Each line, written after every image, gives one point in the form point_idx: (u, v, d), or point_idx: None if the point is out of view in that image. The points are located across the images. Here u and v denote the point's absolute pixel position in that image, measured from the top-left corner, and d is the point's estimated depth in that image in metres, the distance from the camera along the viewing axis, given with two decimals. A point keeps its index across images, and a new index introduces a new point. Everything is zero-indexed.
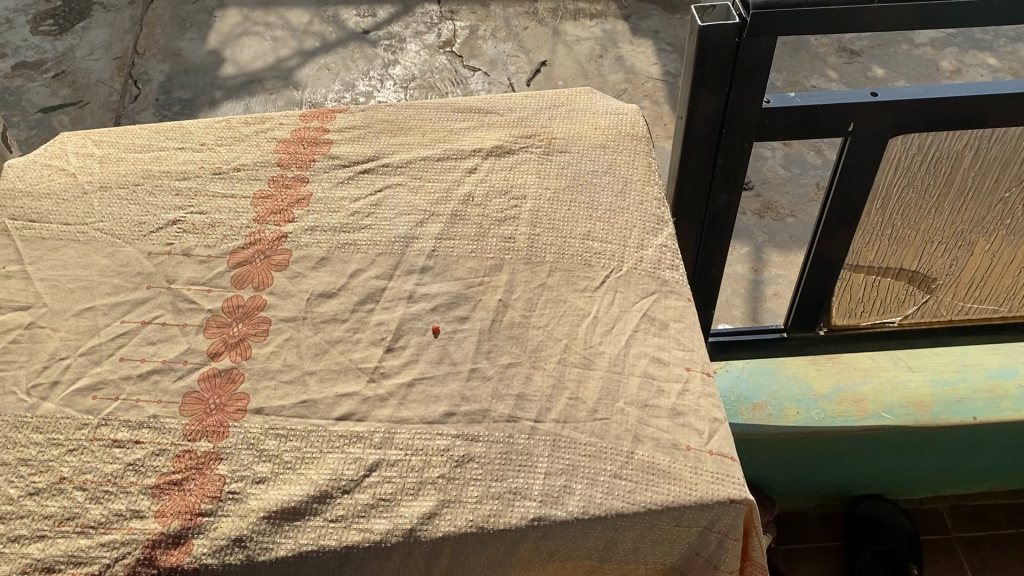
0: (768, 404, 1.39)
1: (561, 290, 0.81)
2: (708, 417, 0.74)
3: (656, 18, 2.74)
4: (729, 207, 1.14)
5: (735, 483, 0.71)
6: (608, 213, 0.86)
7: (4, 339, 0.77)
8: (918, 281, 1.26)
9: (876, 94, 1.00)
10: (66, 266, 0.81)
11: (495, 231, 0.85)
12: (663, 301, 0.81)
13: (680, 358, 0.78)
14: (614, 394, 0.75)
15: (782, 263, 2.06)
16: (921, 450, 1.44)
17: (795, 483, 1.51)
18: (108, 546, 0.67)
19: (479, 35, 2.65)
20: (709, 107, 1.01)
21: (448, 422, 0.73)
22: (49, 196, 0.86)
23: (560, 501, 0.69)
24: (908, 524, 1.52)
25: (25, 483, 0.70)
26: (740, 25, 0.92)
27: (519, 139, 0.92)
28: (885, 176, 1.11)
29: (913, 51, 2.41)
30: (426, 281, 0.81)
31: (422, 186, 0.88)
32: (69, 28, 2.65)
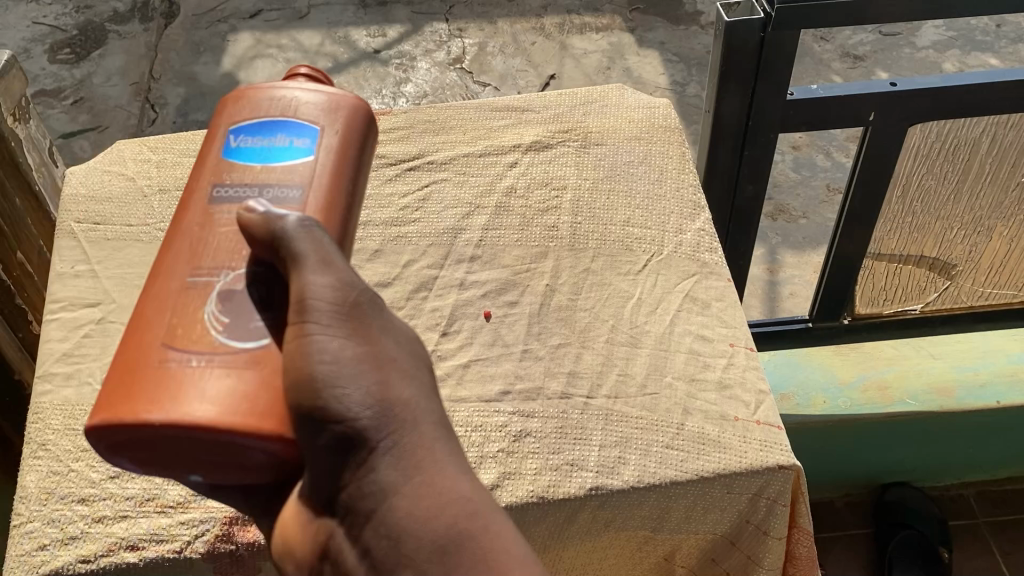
0: (796, 394, 1.41)
1: (605, 273, 0.85)
2: (754, 390, 0.78)
3: (661, 30, 2.79)
4: (756, 198, 1.18)
5: (782, 450, 0.74)
6: (646, 200, 0.90)
7: (78, 334, 0.82)
8: (938, 268, 1.29)
9: (895, 83, 1.04)
10: (131, 264, 0.86)
11: (539, 220, 0.89)
12: (704, 282, 0.85)
13: (723, 335, 0.81)
14: (662, 369, 0.78)
15: (798, 263, 2.09)
16: (946, 435, 1.47)
17: (822, 474, 1.53)
18: (188, 524, 0.70)
19: (488, 52, 2.71)
20: (735, 99, 1.05)
21: (504, 399, 0.76)
22: (111, 201, 0.92)
23: (615, 471, 0.71)
24: (936, 511, 1.54)
25: (106, 468, 0.73)
26: (765, 20, 0.96)
27: (556, 134, 0.97)
28: (905, 165, 1.15)
29: (917, 53, 2.44)
30: (476, 269, 0.85)
31: (466, 180, 0.93)
32: (86, 56, 2.69)
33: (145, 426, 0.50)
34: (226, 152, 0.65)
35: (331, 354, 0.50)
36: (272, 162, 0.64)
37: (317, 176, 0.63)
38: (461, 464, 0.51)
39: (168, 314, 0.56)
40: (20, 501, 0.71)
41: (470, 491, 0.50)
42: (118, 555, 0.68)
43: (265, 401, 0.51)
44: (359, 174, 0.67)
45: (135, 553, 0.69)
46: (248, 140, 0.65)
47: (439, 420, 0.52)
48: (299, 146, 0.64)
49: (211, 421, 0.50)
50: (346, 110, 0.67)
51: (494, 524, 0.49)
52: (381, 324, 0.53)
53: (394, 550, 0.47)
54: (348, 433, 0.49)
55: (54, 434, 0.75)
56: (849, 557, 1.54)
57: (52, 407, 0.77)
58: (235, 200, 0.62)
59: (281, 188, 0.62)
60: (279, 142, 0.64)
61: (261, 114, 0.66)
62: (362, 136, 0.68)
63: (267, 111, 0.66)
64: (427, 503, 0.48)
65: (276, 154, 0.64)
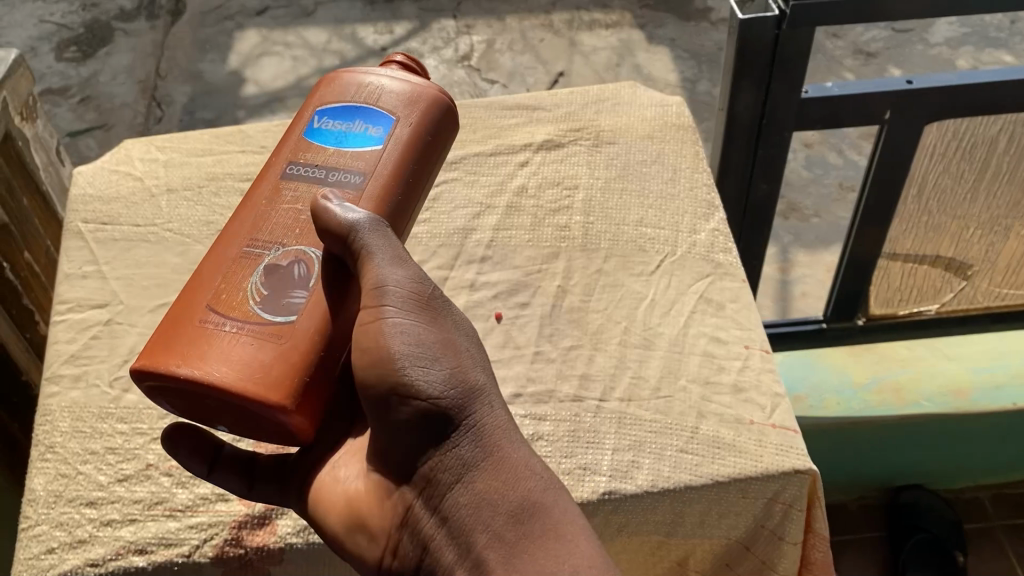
0: (809, 396, 1.39)
1: (617, 274, 0.83)
2: (770, 393, 0.76)
3: (670, 26, 2.77)
4: (769, 197, 1.17)
5: (798, 454, 0.72)
6: (659, 200, 0.89)
7: (85, 335, 0.81)
8: (954, 268, 1.28)
9: (911, 81, 1.03)
10: (139, 265, 0.85)
11: (550, 221, 0.88)
12: (719, 283, 0.84)
13: (738, 337, 0.80)
14: (676, 372, 0.77)
15: (810, 262, 2.08)
16: (961, 437, 1.45)
17: (835, 476, 1.52)
18: (196, 528, 0.69)
19: (496, 49, 2.69)
20: (749, 97, 1.04)
21: (516, 402, 0.75)
22: (119, 200, 0.91)
23: (628, 475, 0.70)
24: (950, 512, 1.53)
25: (113, 470, 0.72)
26: (780, 17, 0.95)
27: (568, 133, 0.95)
28: (921, 164, 1.14)
29: (930, 50, 2.42)
30: (487, 270, 0.84)
31: (476, 180, 0.91)
32: (93, 54, 2.69)
33: (171, 377, 0.57)
34: (309, 132, 0.70)
35: (410, 345, 0.57)
36: (347, 151, 0.68)
37: (376, 170, 0.67)
38: (522, 439, 0.59)
39: (218, 276, 0.62)
40: (28, 504, 0.71)
41: (534, 464, 0.58)
42: (127, 559, 0.68)
43: (278, 374, 0.57)
44: (423, 171, 0.70)
45: (143, 557, 0.68)
46: (328, 127, 0.69)
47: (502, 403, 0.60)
48: (367, 139, 0.68)
49: (225, 387, 0.56)
50: (413, 107, 0.70)
51: (557, 491, 0.58)
52: (449, 318, 0.61)
53: (473, 516, 0.56)
54: (431, 416, 0.56)
55: (61, 436, 0.74)
56: (861, 559, 1.52)
57: (60, 409, 0.76)
58: (309, 182, 0.67)
59: (343, 178, 0.67)
60: (352, 132, 0.69)
61: (344, 101, 0.70)
62: (432, 132, 0.70)
63: (350, 99, 0.70)
64: (502, 478, 0.57)
65: (348, 145, 0.68)
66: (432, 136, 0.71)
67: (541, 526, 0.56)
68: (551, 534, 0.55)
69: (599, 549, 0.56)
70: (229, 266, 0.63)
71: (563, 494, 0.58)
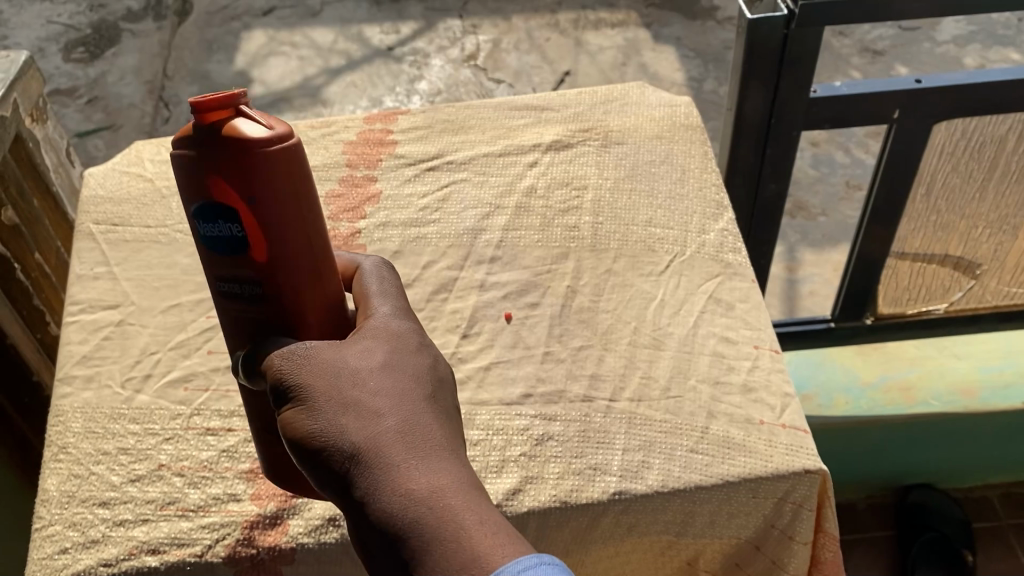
0: (817, 395, 1.41)
1: (627, 275, 0.84)
2: (780, 393, 0.77)
3: (676, 25, 2.77)
4: (778, 197, 1.17)
5: (808, 454, 0.73)
6: (669, 200, 0.89)
7: (97, 336, 0.81)
8: (963, 267, 1.27)
9: (920, 80, 1.03)
10: (151, 266, 0.86)
11: (559, 221, 0.88)
12: (728, 284, 0.84)
13: (747, 337, 0.80)
14: (685, 372, 0.77)
15: (817, 262, 2.09)
16: (970, 436, 1.45)
17: (845, 475, 1.52)
18: (209, 528, 0.70)
19: (502, 48, 2.70)
20: (757, 97, 1.04)
21: (526, 402, 0.75)
22: (130, 202, 0.91)
23: (639, 475, 0.70)
24: (959, 511, 1.53)
25: (126, 471, 0.73)
26: (788, 17, 0.95)
27: (577, 133, 0.96)
28: (930, 162, 1.13)
29: (938, 48, 2.41)
30: (496, 270, 0.84)
31: (485, 181, 0.92)
32: (100, 55, 2.70)
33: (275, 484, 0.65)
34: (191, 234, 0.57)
35: (288, 416, 0.55)
36: (228, 256, 0.56)
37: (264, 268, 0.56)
38: (417, 452, 0.53)
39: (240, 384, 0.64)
40: (41, 505, 0.71)
41: (429, 477, 0.52)
42: (140, 559, 0.68)
43: None
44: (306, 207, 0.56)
45: (156, 556, 0.68)
46: (200, 230, 0.55)
47: (397, 418, 0.54)
48: (233, 241, 0.55)
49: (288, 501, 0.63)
50: (244, 169, 0.52)
51: (451, 501, 0.51)
52: (332, 354, 0.56)
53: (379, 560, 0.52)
54: (318, 468, 0.54)
55: (74, 437, 0.75)
56: (870, 559, 1.52)
57: (72, 410, 0.76)
58: (232, 299, 0.58)
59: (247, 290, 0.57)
60: (218, 242, 0.55)
61: (192, 198, 0.54)
62: (284, 170, 0.53)
63: (197, 186, 0.54)
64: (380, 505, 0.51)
65: (223, 251, 0.55)
66: (288, 177, 0.54)
67: (417, 544, 0.50)
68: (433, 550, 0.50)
69: (483, 558, 0.49)
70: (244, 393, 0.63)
71: (463, 501, 0.51)
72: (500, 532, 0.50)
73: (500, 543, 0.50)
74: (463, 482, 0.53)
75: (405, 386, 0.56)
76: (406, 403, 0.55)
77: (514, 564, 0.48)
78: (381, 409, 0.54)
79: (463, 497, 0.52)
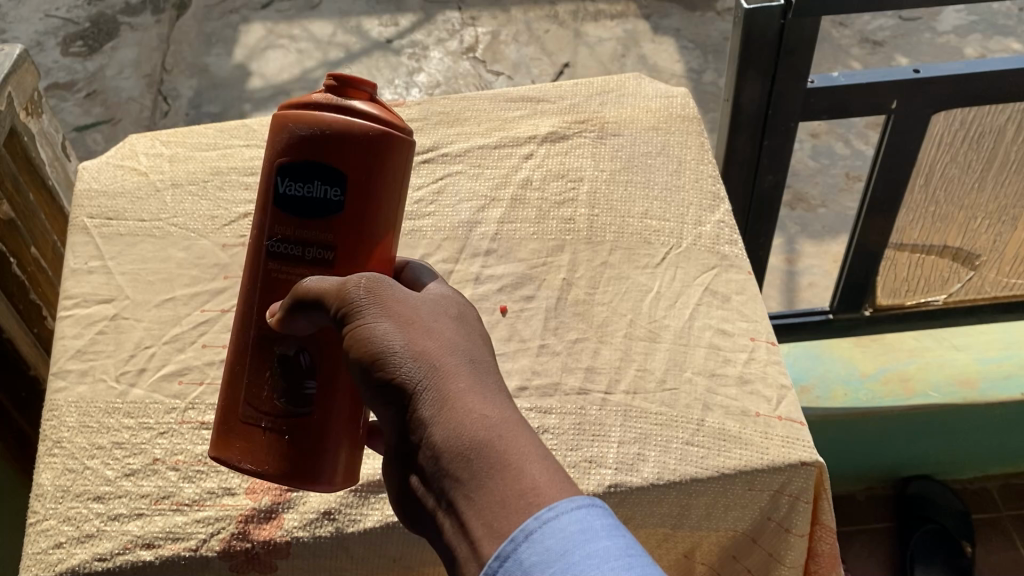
0: (816, 386, 1.41)
1: (623, 267, 0.83)
2: (776, 384, 0.76)
3: (676, 16, 2.76)
4: (777, 187, 1.16)
5: (805, 446, 0.72)
6: (665, 191, 0.89)
7: (91, 330, 0.81)
8: (962, 258, 1.27)
9: (918, 70, 1.02)
10: (144, 260, 0.85)
11: (555, 213, 0.87)
12: (724, 275, 0.83)
13: (744, 329, 0.80)
14: (682, 364, 0.77)
15: (815, 253, 2.08)
16: (969, 427, 1.45)
17: (845, 467, 1.52)
18: (204, 522, 0.70)
19: (501, 40, 2.69)
20: (755, 88, 1.03)
21: (521, 395, 0.75)
22: (123, 195, 0.90)
23: (635, 468, 0.71)
24: (958, 503, 1.53)
25: (121, 465, 0.73)
26: (785, 7, 0.94)
27: (573, 125, 0.95)
28: (929, 153, 1.13)
29: (937, 38, 2.41)
30: (491, 263, 0.84)
31: (481, 173, 0.91)
32: (98, 49, 2.68)
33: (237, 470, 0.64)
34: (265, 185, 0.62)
35: (359, 334, 0.56)
36: (307, 217, 0.61)
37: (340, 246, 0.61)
38: (482, 390, 0.55)
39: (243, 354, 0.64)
40: (35, 499, 0.71)
41: (487, 415, 0.53)
42: (135, 553, 0.68)
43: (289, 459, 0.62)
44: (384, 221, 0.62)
45: (151, 551, 0.68)
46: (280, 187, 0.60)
47: (458, 358, 0.55)
48: (312, 205, 0.60)
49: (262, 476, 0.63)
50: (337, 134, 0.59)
51: (513, 435, 0.52)
52: (409, 298, 0.58)
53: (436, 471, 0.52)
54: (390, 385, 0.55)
55: (69, 431, 0.75)
56: (869, 550, 1.52)
57: (67, 404, 0.76)
58: (288, 260, 0.62)
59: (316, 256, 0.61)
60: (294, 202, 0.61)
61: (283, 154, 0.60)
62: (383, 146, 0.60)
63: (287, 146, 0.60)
64: (443, 428, 0.52)
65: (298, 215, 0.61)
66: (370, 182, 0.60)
67: (479, 465, 0.51)
68: (489, 467, 0.51)
69: (545, 485, 0.50)
70: (248, 353, 0.64)
71: (525, 438, 0.52)
72: (551, 472, 0.51)
73: (562, 476, 0.51)
74: (525, 423, 0.54)
75: (470, 338, 0.58)
76: (475, 350, 0.57)
77: (567, 501, 0.48)
78: (442, 349, 0.55)
79: (512, 430, 0.52)
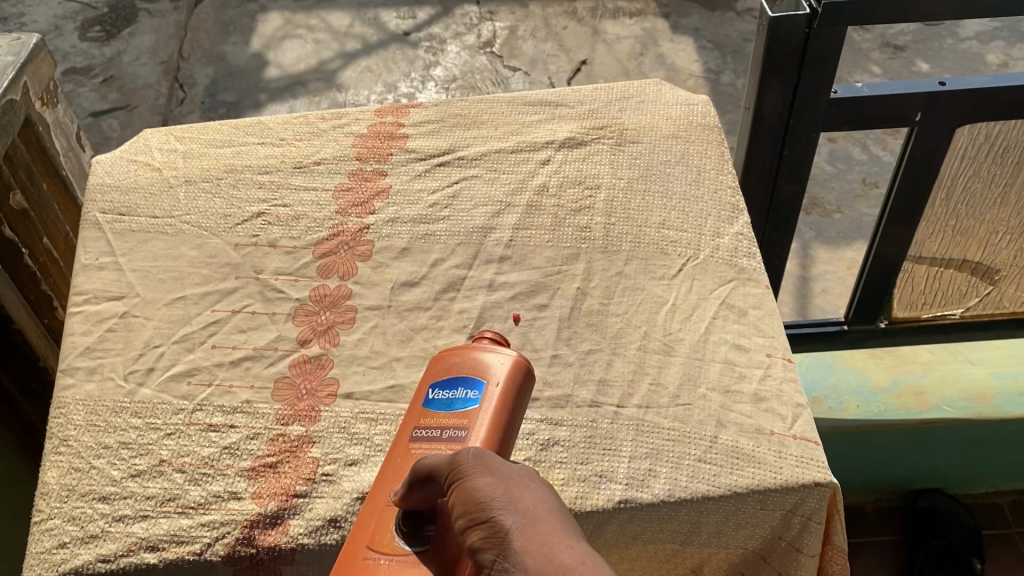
0: (828, 397, 1.39)
1: (638, 277, 0.82)
2: (791, 403, 0.75)
3: (695, 16, 2.74)
4: (797, 197, 1.14)
5: (819, 466, 0.71)
6: (683, 201, 0.87)
7: (101, 327, 0.80)
8: (981, 273, 1.26)
9: (944, 83, 1.00)
10: (156, 257, 0.84)
11: (571, 221, 0.86)
12: (742, 289, 0.82)
13: (760, 344, 0.78)
14: (696, 380, 0.76)
15: (830, 259, 2.07)
16: (982, 443, 1.44)
17: (855, 478, 1.50)
18: (209, 526, 0.69)
19: (519, 35, 2.67)
20: (777, 96, 1.02)
21: (532, 406, 0.74)
22: (137, 191, 0.89)
23: (645, 484, 0.70)
24: (969, 520, 1.51)
25: (127, 466, 0.72)
26: (811, 15, 0.93)
27: (591, 130, 0.94)
28: (951, 166, 1.11)
29: (960, 45, 2.39)
30: (505, 270, 0.83)
31: (497, 177, 0.90)
32: (116, 34, 2.70)
33: None
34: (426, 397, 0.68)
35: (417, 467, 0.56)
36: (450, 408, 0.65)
37: (474, 421, 0.63)
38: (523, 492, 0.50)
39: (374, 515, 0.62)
40: (41, 497, 0.71)
41: (521, 511, 0.48)
42: (139, 556, 0.68)
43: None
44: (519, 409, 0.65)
45: (155, 554, 0.68)
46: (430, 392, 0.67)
47: (504, 464, 0.53)
48: (463, 400, 0.65)
49: None
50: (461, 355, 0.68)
51: (538, 532, 0.47)
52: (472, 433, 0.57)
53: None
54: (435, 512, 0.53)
55: (76, 429, 0.74)
56: (877, 563, 1.51)
57: (74, 402, 0.76)
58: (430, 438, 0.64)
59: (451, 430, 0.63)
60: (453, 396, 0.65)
61: (445, 373, 0.68)
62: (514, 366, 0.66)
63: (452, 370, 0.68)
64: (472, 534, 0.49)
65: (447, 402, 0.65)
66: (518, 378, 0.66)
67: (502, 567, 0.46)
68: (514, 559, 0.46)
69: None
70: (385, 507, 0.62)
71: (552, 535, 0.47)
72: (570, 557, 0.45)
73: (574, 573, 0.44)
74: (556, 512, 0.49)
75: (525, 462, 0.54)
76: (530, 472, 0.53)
77: None
78: (487, 458, 0.53)
79: (545, 527, 0.47)
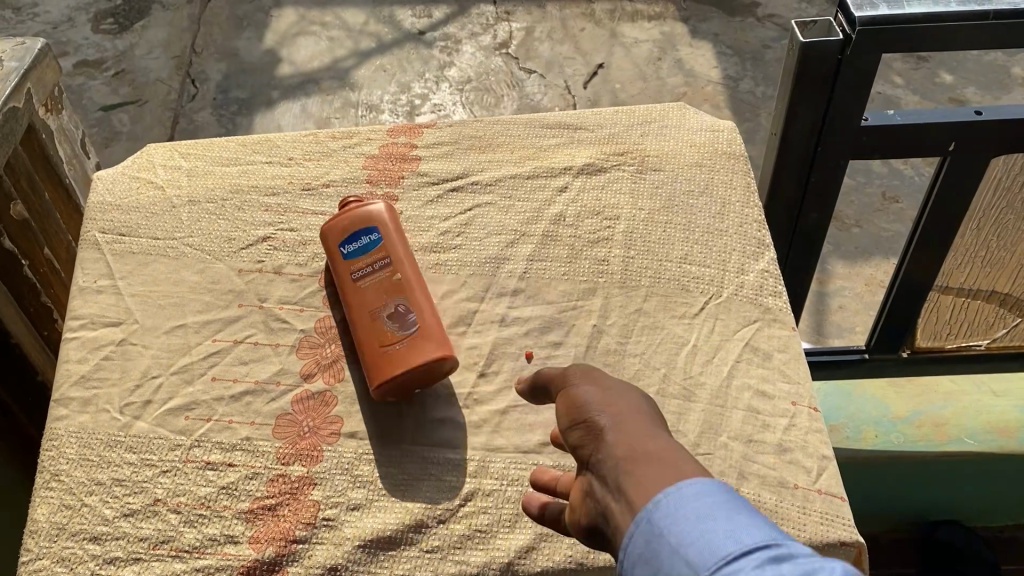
0: (846, 426, 1.36)
1: (658, 315, 0.78)
2: (817, 454, 0.71)
3: (715, 21, 2.69)
4: (822, 224, 1.10)
5: (845, 524, 0.67)
6: (707, 235, 0.83)
7: (97, 356, 0.77)
8: (1009, 304, 1.21)
9: (981, 112, 0.96)
10: (156, 282, 0.81)
11: (588, 253, 0.82)
12: (766, 331, 0.78)
13: (785, 391, 0.75)
14: (717, 428, 0.72)
15: (848, 275, 2.02)
16: (1002, 477, 1.39)
17: (870, 507, 1.46)
18: (203, 572, 0.66)
19: (535, 37, 2.63)
20: (805, 122, 0.98)
21: (544, 451, 0.71)
22: (138, 210, 0.86)
23: None
24: (987, 553, 1.45)
25: (120, 504, 0.69)
26: (844, 42, 0.89)
27: (611, 156, 0.90)
28: (984, 196, 1.07)
29: (985, 57, 2.34)
30: (519, 304, 0.79)
31: (512, 205, 0.86)
32: (129, 27, 2.67)
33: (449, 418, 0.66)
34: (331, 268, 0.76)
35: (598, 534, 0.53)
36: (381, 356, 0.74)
37: (394, 252, 0.74)
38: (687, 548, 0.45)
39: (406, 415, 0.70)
40: (30, 536, 0.68)
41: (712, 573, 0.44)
42: None
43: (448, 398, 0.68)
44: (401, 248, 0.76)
45: None
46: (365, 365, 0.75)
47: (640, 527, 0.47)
48: (372, 245, 0.75)
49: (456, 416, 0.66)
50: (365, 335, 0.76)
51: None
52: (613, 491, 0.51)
53: None
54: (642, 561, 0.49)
55: (68, 464, 0.71)
56: None
57: (67, 434, 0.73)
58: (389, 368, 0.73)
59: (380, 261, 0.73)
60: (359, 246, 0.74)
61: (338, 236, 0.76)
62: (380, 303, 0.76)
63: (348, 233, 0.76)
64: None
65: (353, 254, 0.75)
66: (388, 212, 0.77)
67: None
68: None
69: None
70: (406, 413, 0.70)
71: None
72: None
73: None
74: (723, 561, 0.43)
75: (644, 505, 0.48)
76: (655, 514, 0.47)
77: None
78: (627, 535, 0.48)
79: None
